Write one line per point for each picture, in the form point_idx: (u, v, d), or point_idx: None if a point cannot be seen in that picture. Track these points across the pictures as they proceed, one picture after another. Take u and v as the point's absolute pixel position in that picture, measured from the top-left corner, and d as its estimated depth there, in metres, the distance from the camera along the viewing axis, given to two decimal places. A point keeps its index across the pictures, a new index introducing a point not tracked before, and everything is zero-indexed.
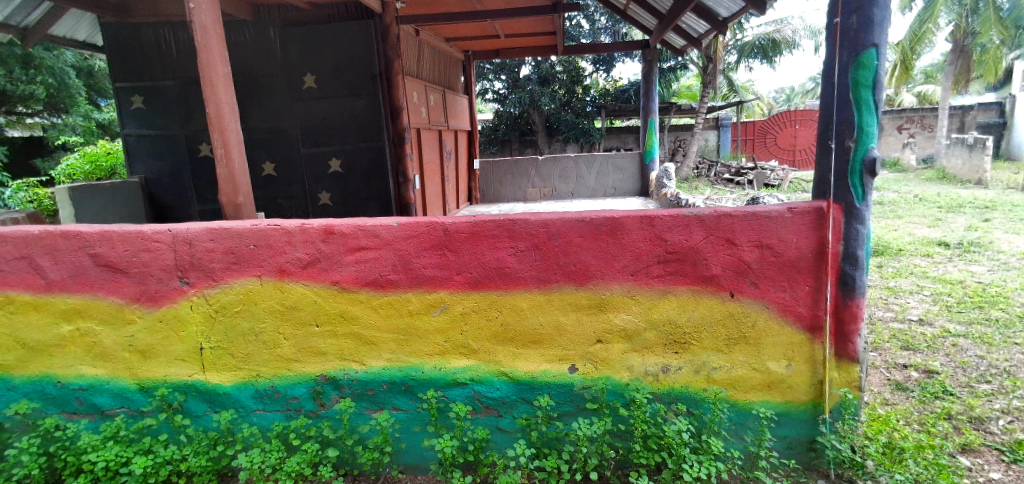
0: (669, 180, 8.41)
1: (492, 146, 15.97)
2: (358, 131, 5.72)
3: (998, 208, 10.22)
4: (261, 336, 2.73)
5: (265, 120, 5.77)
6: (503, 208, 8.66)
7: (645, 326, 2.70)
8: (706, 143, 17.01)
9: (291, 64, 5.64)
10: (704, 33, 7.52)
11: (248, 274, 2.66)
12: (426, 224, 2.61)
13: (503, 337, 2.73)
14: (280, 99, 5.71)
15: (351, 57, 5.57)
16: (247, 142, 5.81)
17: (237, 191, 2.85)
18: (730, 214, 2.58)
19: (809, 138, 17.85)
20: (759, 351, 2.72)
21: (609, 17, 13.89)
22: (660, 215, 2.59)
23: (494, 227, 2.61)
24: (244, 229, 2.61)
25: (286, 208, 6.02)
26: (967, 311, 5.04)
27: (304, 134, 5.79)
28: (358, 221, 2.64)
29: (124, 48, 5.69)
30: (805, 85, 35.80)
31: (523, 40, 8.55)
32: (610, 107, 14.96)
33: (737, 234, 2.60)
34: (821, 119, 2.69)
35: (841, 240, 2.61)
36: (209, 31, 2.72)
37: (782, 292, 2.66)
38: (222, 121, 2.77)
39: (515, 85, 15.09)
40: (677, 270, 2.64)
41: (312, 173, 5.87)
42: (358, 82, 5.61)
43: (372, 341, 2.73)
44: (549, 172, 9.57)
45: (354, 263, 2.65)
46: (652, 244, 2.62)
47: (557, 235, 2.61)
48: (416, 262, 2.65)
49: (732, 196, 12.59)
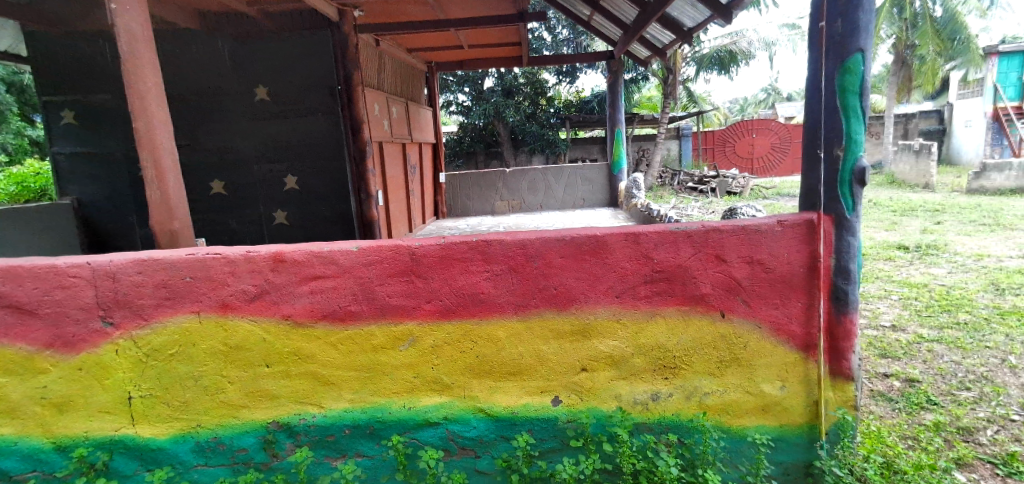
0: (638, 190, 8.34)
1: (457, 159, 15.71)
2: (316, 146, 5.39)
3: (947, 210, 10.60)
4: (201, 380, 2.39)
5: (211, 136, 5.35)
6: (471, 223, 8.39)
7: (633, 351, 2.50)
8: (668, 152, 17.22)
9: (241, 76, 5.26)
10: (668, 44, 7.52)
11: (185, 310, 2.33)
12: (391, 248, 2.35)
13: (479, 370, 2.47)
14: (229, 113, 5.31)
15: (307, 68, 5.25)
16: (192, 159, 5.39)
17: (172, 216, 2.52)
18: (718, 229, 2.42)
19: (766, 146, 18.33)
20: (752, 373, 2.55)
21: (571, 29, 13.91)
22: (646, 232, 2.40)
23: (467, 249, 2.36)
24: (179, 260, 2.28)
25: (238, 230, 5.61)
26: (936, 315, 5.07)
27: (257, 150, 5.40)
28: (312, 247, 2.36)
29: (52, 60, 5.20)
30: (758, 95, 37.09)
31: (487, 51, 8.38)
32: (574, 118, 14.99)
33: (727, 250, 2.43)
34: (807, 127, 2.57)
35: (832, 253, 2.48)
36: (136, 36, 2.38)
37: (775, 310, 2.50)
38: (153, 138, 2.45)
39: (479, 97, 14.91)
40: (665, 290, 2.45)
41: (266, 191, 5.49)
42: (315, 95, 5.28)
43: (331, 381, 2.44)
44: (517, 185, 9.37)
45: (309, 294, 2.36)
46: (637, 263, 2.42)
47: (536, 256, 2.39)
48: (380, 291, 2.37)
49: (697, 204, 12.69)
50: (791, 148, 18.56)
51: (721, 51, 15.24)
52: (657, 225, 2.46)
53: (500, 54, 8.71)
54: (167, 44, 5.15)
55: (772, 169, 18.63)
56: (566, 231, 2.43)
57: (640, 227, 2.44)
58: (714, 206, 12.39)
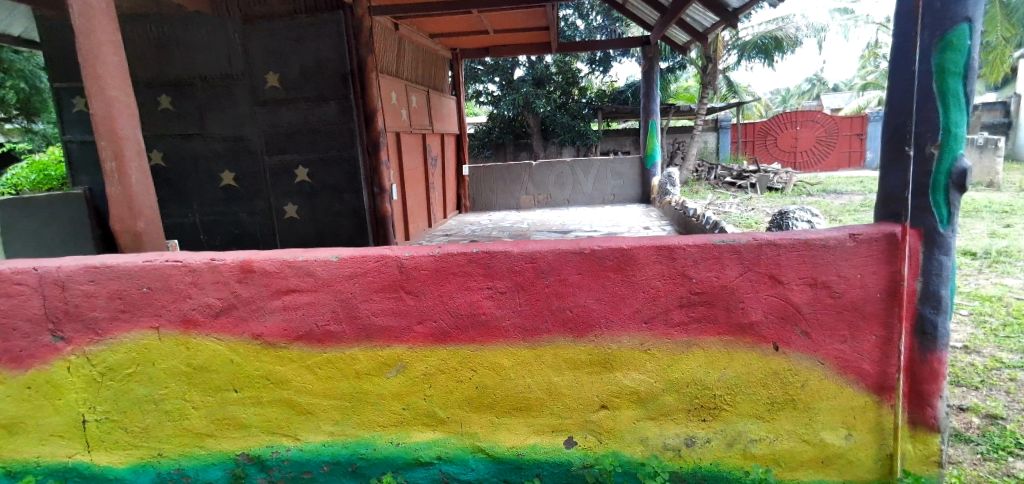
0: (673, 186, 7.77)
1: (486, 150, 15.31)
2: (328, 137, 5.09)
3: (1018, 213, 9.62)
4: (162, 405, 2.10)
5: (221, 125, 5.12)
6: (495, 218, 8.02)
7: (663, 387, 2.08)
8: (705, 145, 16.38)
9: (251, 61, 4.99)
10: (710, 28, 6.92)
11: (143, 326, 2.02)
12: (376, 260, 1.98)
13: (479, 404, 2.10)
14: (240, 101, 5.06)
15: (318, 53, 4.94)
16: (202, 149, 5.17)
17: (136, 215, 2.23)
18: (774, 244, 1.96)
19: (811, 139, 17.30)
20: (810, 418, 2.10)
21: (605, 15, 13.29)
22: (684, 244, 1.97)
23: (465, 262, 1.98)
24: (134, 267, 1.97)
25: (248, 223, 5.37)
26: (1016, 337, 4.42)
27: (267, 140, 5.14)
28: (286, 255, 2.01)
29: (65, 45, 5.06)
30: (803, 86, 35.30)
31: (514, 36, 7.95)
32: (607, 109, 14.37)
33: (784, 269, 1.98)
34: (888, 118, 2.08)
35: (917, 276, 2.00)
36: (93, 8, 2.07)
37: (840, 345, 2.04)
38: (113, 126, 2.15)
39: (509, 86, 14.44)
40: (706, 316, 2.02)
41: (277, 183, 5.23)
42: (327, 82, 4.97)
43: (308, 410, 2.10)
44: (544, 178, 8.93)
45: (281, 309, 2.02)
46: (671, 283, 2.00)
47: (548, 272, 1.99)
48: (362, 308, 2.02)
49: (735, 200, 11.96)
50: (839, 142, 17.46)
51: (766, 38, 14.33)
52: (696, 237, 2.02)
53: (528, 39, 8.25)
54: (176, 28, 4.92)
55: (816, 164, 17.59)
56: (585, 242, 2.02)
57: (675, 239, 2.01)
58: (754, 203, 11.66)
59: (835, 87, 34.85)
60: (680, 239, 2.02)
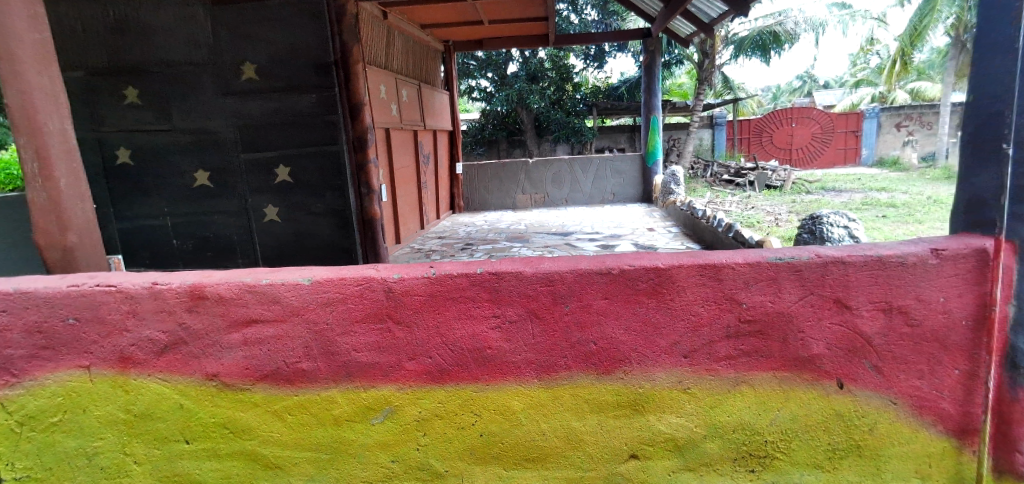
0: (676, 185, 7.41)
1: (479, 147, 14.92)
2: (310, 132, 4.69)
3: None
4: (97, 459, 1.72)
5: (194, 120, 4.72)
6: (490, 218, 7.65)
7: (704, 432, 1.73)
8: (701, 142, 16.08)
9: (224, 50, 4.58)
10: (717, 18, 6.60)
11: (69, 365, 1.64)
12: (356, 283, 1.62)
13: (484, 454, 1.75)
14: (213, 92, 4.66)
15: (299, 41, 4.52)
16: (175, 147, 4.78)
17: (66, 228, 1.88)
18: (842, 262, 1.62)
19: (807, 136, 17.02)
20: (878, 468, 1.76)
21: (600, 9, 12.91)
22: (732, 261, 1.61)
23: (466, 286, 1.62)
24: (58, 294, 1.60)
25: (224, 226, 4.97)
26: None
27: (244, 136, 4.74)
28: (247, 278, 1.64)
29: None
30: (794, 83, 35.21)
31: (509, 27, 7.58)
32: (602, 105, 14.10)
33: (854, 292, 1.64)
34: (971, 109, 1.74)
35: (1011, 300, 1.66)
36: None
37: (915, 381, 1.70)
38: (35, 119, 1.80)
39: (502, 82, 14.02)
40: (758, 349, 1.68)
41: (256, 183, 4.84)
42: (308, 72, 4.57)
43: (277, 464, 1.73)
44: (541, 177, 8.57)
45: (240, 342, 1.64)
46: (717, 308, 1.64)
47: (568, 297, 1.63)
48: (341, 341, 1.65)
49: (734, 199, 11.63)
50: (835, 138, 17.18)
51: (763, 34, 14.01)
52: (745, 253, 1.67)
53: (524, 31, 7.89)
54: (143, 14, 4.53)
55: (812, 161, 17.33)
56: (612, 258, 1.67)
57: (720, 255, 1.66)
58: (753, 202, 11.33)
59: (827, 84, 34.70)
60: (725, 254, 1.68)
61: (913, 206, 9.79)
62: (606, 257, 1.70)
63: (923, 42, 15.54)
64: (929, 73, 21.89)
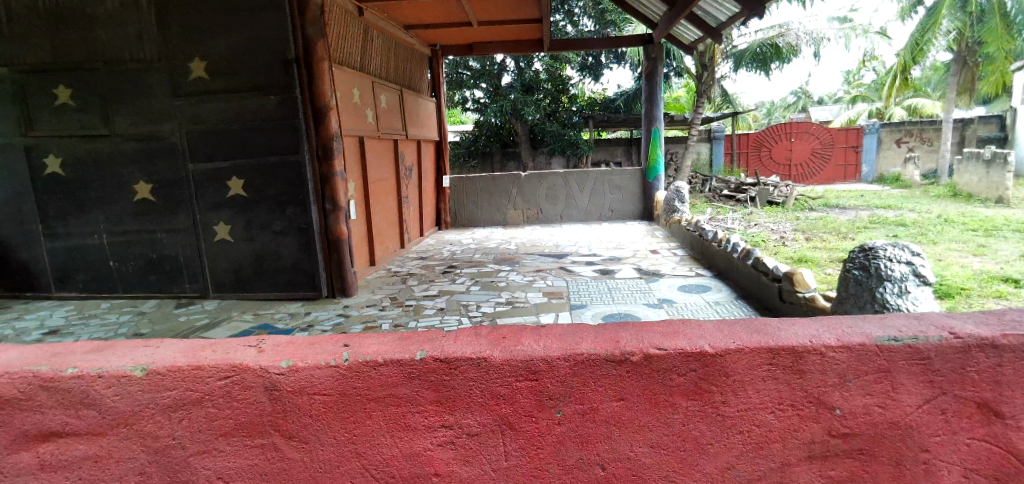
0: (681, 203, 6.79)
1: (472, 159, 14.32)
2: (267, 139, 4.07)
3: None
4: None
5: (138, 125, 4.16)
6: (479, 236, 7.05)
7: None
8: (699, 156, 15.54)
9: (172, 46, 4.02)
10: (725, 23, 6.08)
11: None
12: (221, 377, 1.01)
13: None
14: (159, 94, 4.09)
15: (253, 35, 3.94)
16: (115, 155, 4.22)
17: None
18: (993, 346, 1.02)
19: (806, 152, 16.49)
20: None
21: (596, 19, 12.44)
22: (817, 343, 1.02)
23: (398, 378, 1.01)
24: None
25: (170, 246, 4.35)
26: None
27: (193, 143, 4.14)
28: (47, 365, 1.03)
29: None
30: (789, 99, 34.91)
31: (501, 31, 7.04)
32: (599, 118, 13.67)
33: (1007, 394, 1.04)
34: None
35: None
36: None
37: None
38: None
39: (496, 93, 13.22)
40: (856, 477, 1.07)
41: (206, 197, 4.23)
42: (266, 71, 3.98)
43: None
44: (534, 192, 8.00)
45: (34, 466, 1.03)
46: (795, 416, 1.04)
47: (559, 398, 1.03)
48: (197, 465, 1.03)
49: (735, 216, 11.00)
50: (834, 154, 16.65)
51: (765, 46, 13.59)
52: (836, 328, 1.08)
53: (517, 35, 7.37)
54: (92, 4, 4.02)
55: (811, 177, 16.78)
56: (628, 335, 1.08)
57: (792, 331, 1.08)
58: (755, 219, 10.72)
59: (822, 101, 34.41)
60: (798, 326, 1.09)
61: (924, 226, 9.19)
62: (620, 331, 1.11)
63: (925, 58, 15.14)
64: (926, 90, 21.58)
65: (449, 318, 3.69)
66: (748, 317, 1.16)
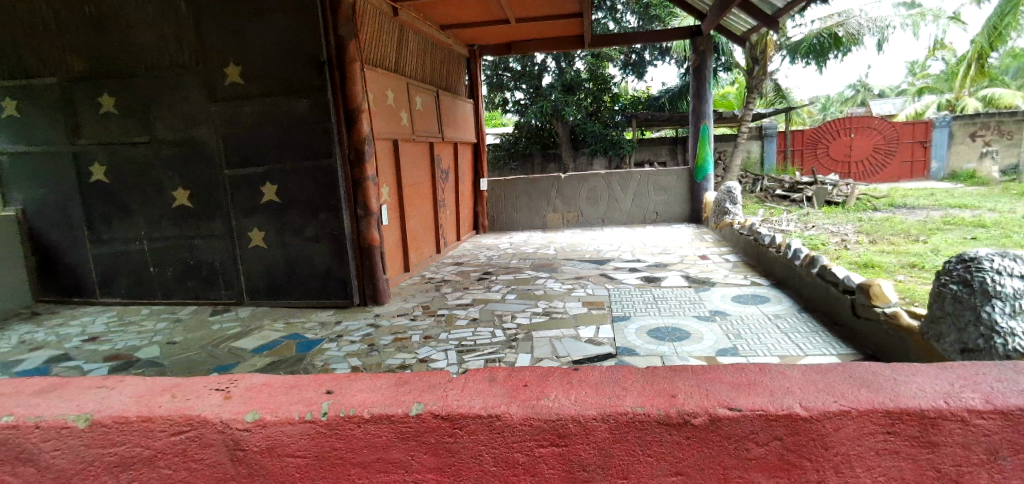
0: (732, 205, 6.34)
1: (512, 162, 14.17)
2: (300, 144, 3.99)
3: None
4: None
5: (176, 131, 4.17)
6: (518, 240, 6.84)
7: None
8: (749, 154, 14.80)
9: (207, 51, 3.99)
10: (783, 10, 5.61)
11: None
12: (176, 433, 0.87)
13: None
14: (196, 100, 4.08)
15: (284, 36, 3.86)
16: (155, 162, 4.25)
17: None
18: None
19: (867, 148, 15.41)
20: None
21: (639, 15, 11.99)
22: (947, 408, 0.80)
23: (390, 440, 0.83)
24: None
25: (207, 252, 4.35)
26: None
27: (228, 149, 4.11)
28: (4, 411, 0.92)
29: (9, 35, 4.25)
30: (846, 93, 33.02)
31: (540, 27, 6.79)
32: (642, 117, 13.20)
33: None
34: None
35: None
36: None
37: None
38: None
39: (537, 94, 13.00)
40: None
41: (241, 203, 4.20)
42: (298, 74, 3.89)
43: None
44: (575, 194, 7.72)
45: None
46: None
47: (587, 470, 0.83)
48: None
49: (789, 217, 10.33)
50: (900, 150, 15.46)
51: (822, 36, 12.77)
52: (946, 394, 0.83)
53: (557, 31, 7.11)
54: (130, 11, 4.04)
55: (873, 175, 15.68)
56: (672, 392, 0.87)
57: (908, 387, 0.86)
58: (812, 220, 10.02)
59: (883, 94, 32.34)
60: (919, 381, 0.88)
61: (1007, 227, 8.30)
62: (659, 386, 0.90)
63: (1003, 44, 13.83)
64: (1003, 79, 19.84)
65: (482, 330, 3.46)
66: (849, 367, 0.95)
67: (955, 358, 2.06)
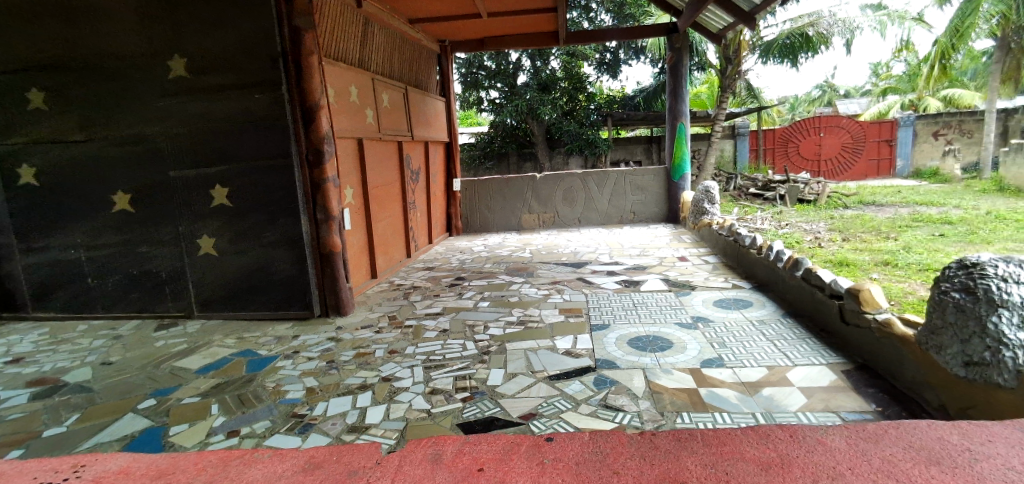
0: (710, 205, 6.23)
1: (487, 161, 13.92)
2: (254, 144, 3.68)
3: None
4: None
5: (116, 131, 3.81)
6: (492, 243, 6.61)
7: None
8: (722, 153, 14.86)
9: (151, 43, 3.65)
10: (759, 6, 5.50)
11: None
12: None
13: None
14: (139, 96, 3.74)
15: (235, 28, 3.54)
16: (94, 164, 3.89)
17: None
18: None
19: (836, 146, 15.62)
20: None
21: (614, 13, 11.87)
22: None
23: None
24: None
25: (154, 261, 4.00)
26: None
27: (175, 150, 3.78)
28: None
29: None
30: (813, 93, 33.70)
31: (514, 22, 6.56)
32: (617, 116, 13.11)
33: None
34: None
35: None
36: None
37: None
38: None
39: (511, 92, 12.75)
40: None
41: (191, 208, 3.86)
42: (251, 69, 3.58)
43: None
44: (550, 194, 7.52)
45: None
46: None
47: None
48: None
49: (763, 216, 10.34)
50: (866, 149, 15.73)
51: (793, 36, 12.85)
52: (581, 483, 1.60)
53: (531, 27, 6.89)
54: None
55: (841, 173, 15.91)
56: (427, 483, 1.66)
57: (994, 470, 1.49)
58: (785, 219, 10.03)
59: (849, 94, 33.09)
60: (1005, 461, 1.52)
61: (973, 223, 8.40)
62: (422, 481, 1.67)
63: (965, 45, 14.17)
64: (963, 80, 20.43)
65: (452, 343, 3.21)
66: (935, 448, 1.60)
67: (958, 372, 1.94)
